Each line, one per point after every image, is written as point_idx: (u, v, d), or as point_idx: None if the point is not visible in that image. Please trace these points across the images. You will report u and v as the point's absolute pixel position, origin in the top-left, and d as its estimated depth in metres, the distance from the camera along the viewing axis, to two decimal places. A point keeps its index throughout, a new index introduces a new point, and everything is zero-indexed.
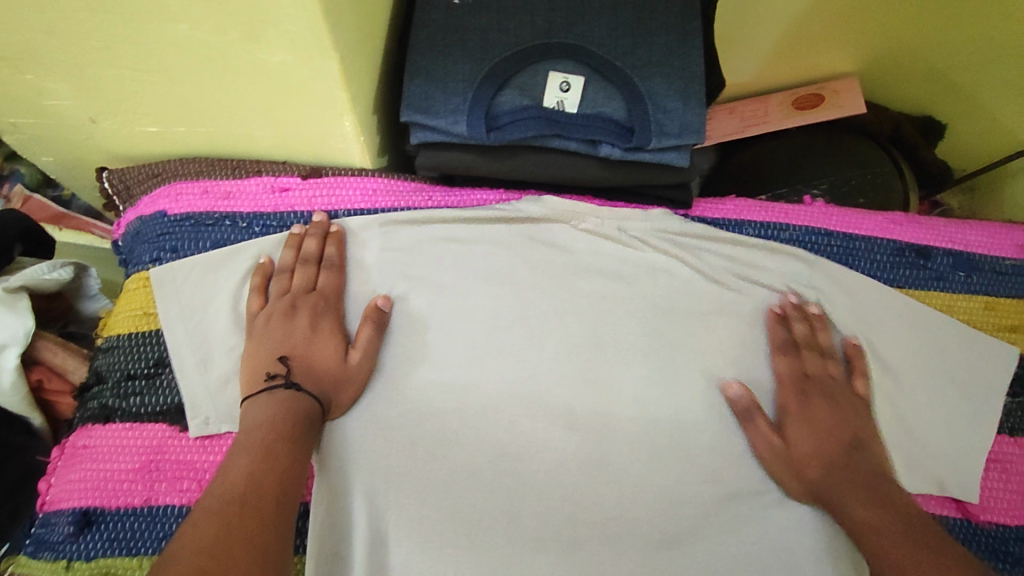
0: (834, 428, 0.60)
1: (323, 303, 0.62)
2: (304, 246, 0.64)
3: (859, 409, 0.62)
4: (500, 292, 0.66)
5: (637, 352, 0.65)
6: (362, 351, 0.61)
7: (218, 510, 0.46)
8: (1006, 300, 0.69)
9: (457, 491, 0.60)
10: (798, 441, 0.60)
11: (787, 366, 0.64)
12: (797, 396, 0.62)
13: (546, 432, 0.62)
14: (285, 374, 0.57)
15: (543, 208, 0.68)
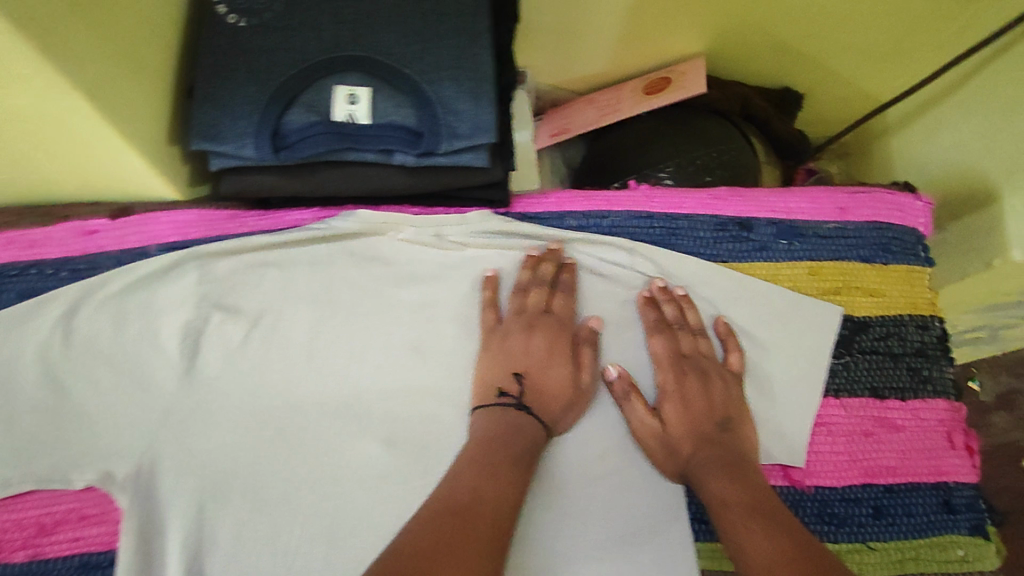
0: (707, 409, 0.62)
1: (560, 326, 0.64)
2: (542, 267, 0.66)
3: (689, 384, 0.63)
4: (322, 314, 0.66)
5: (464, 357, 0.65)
6: (588, 370, 0.64)
7: (448, 523, 0.48)
8: (830, 263, 0.70)
9: (274, 521, 0.60)
10: (670, 418, 0.62)
11: (664, 346, 0.65)
12: (674, 374, 0.64)
13: (364, 447, 0.62)
14: (518, 393, 0.61)
15: (356, 222, 0.67)
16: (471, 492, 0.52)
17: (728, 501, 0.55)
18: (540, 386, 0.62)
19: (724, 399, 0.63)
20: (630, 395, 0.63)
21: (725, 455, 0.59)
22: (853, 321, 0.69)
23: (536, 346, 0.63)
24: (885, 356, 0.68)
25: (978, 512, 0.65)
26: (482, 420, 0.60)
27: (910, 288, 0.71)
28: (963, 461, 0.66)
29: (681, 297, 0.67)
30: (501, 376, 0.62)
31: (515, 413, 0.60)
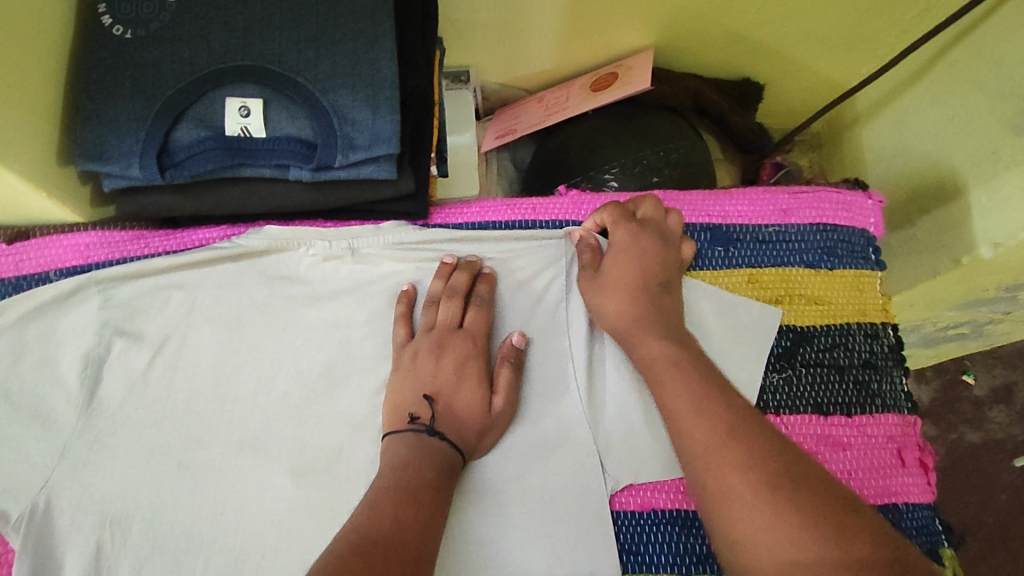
0: (655, 269, 0.60)
1: (472, 343, 0.61)
2: (453, 278, 0.63)
3: (643, 239, 0.61)
4: (230, 338, 0.62)
5: (377, 379, 0.62)
6: (504, 394, 0.60)
7: (368, 553, 0.45)
8: (771, 271, 0.66)
9: (176, 559, 0.56)
10: (616, 263, 0.61)
11: (616, 212, 0.63)
12: (626, 231, 0.61)
13: (270, 480, 0.58)
14: (429, 417, 0.57)
15: (264, 238, 0.64)
16: (392, 520, 0.49)
17: (666, 364, 0.54)
18: (454, 413, 0.58)
19: (669, 262, 0.61)
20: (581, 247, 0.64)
21: (666, 321, 0.58)
22: (795, 331, 0.65)
23: (446, 367, 0.59)
24: (830, 368, 0.64)
25: (932, 534, 0.60)
26: (396, 449, 0.55)
27: (858, 295, 0.66)
28: (914, 480, 0.62)
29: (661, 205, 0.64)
30: (414, 401, 0.58)
31: (427, 439, 0.56)
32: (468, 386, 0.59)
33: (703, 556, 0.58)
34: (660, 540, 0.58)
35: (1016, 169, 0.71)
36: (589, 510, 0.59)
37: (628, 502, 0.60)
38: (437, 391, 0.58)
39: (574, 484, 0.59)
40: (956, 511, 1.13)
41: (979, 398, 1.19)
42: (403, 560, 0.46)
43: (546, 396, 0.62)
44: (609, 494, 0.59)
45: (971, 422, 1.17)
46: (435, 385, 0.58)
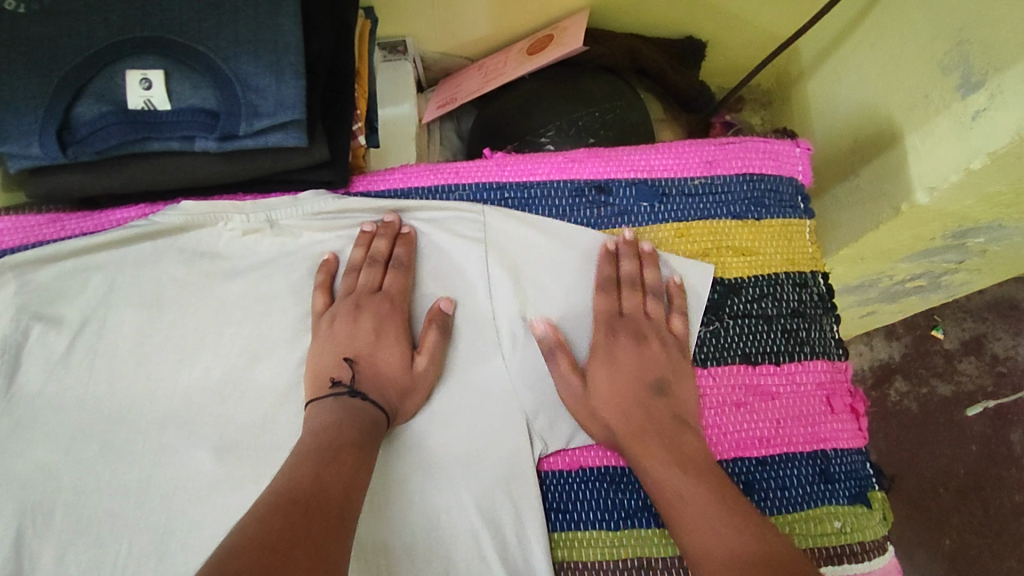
0: (640, 373, 0.59)
1: (389, 305, 0.61)
2: (374, 245, 0.63)
3: (620, 345, 0.60)
4: (153, 317, 0.62)
5: (300, 352, 0.61)
6: (428, 355, 0.60)
7: (284, 508, 0.45)
8: (698, 224, 0.66)
9: (100, 538, 0.55)
10: (599, 381, 0.59)
11: (604, 304, 0.62)
12: (605, 334, 0.61)
13: (194, 456, 0.58)
14: (349, 380, 0.57)
15: (181, 215, 0.63)
16: (314, 477, 0.49)
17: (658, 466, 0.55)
18: (378, 375, 0.58)
19: (656, 360, 0.60)
20: (555, 353, 0.60)
21: (669, 432, 0.57)
22: (722, 283, 0.64)
23: (364, 328, 0.60)
24: (759, 319, 0.63)
25: (860, 478, 0.60)
26: (315, 414, 0.55)
27: (787, 243, 0.66)
28: (845, 425, 0.62)
29: (647, 255, 0.63)
30: (336, 365, 0.58)
31: (348, 400, 0.56)
32: (390, 353, 0.59)
33: (633, 510, 0.58)
34: (588, 497, 0.58)
35: (944, 112, 0.71)
36: (517, 470, 0.58)
37: (557, 461, 0.60)
38: (357, 354, 0.59)
39: (502, 442, 0.59)
40: (927, 463, 1.14)
41: (949, 351, 1.19)
42: (327, 511, 0.47)
43: (474, 357, 0.62)
44: (537, 457, 0.59)
45: (941, 375, 1.18)
46: (354, 347, 0.59)
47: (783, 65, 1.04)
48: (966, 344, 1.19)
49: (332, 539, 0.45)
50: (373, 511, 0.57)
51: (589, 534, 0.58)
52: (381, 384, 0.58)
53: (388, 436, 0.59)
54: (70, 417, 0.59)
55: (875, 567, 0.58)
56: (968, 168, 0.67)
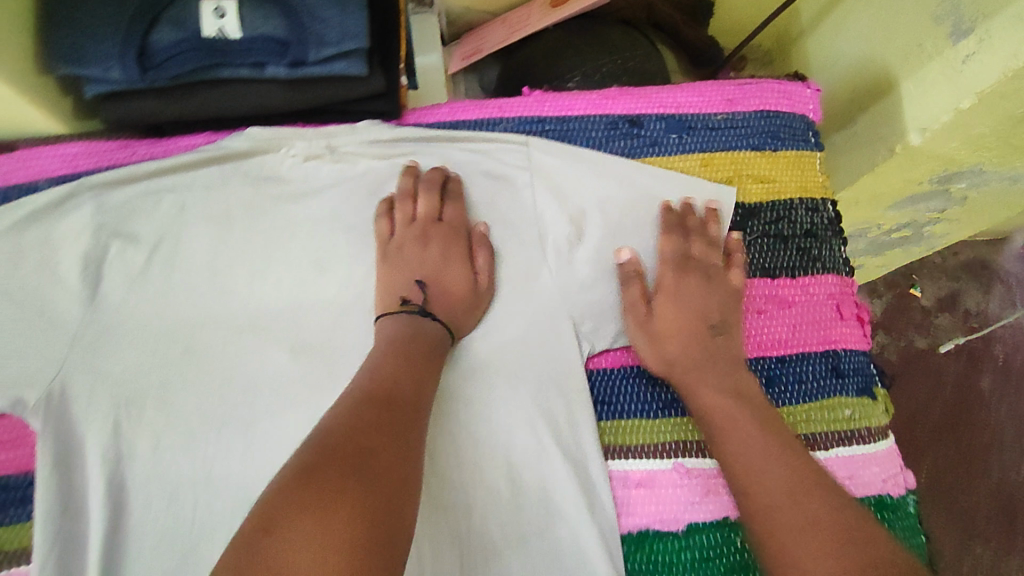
0: (703, 308, 0.66)
1: (451, 231, 0.67)
2: (428, 176, 0.68)
3: (689, 282, 0.67)
4: (224, 235, 0.67)
5: (368, 272, 0.67)
6: (487, 279, 0.66)
7: (361, 405, 0.51)
8: (721, 154, 0.72)
9: (197, 432, 0.62)
10: (663, 316, 0.66)
11: (671, 245, 0.68)
12: (673, 272, 0.67)
13: (274, 357, 0.64)
14: (420, 300, 0.63)
15: (247, 140, 0.67)
16: (390, 377, 0.55)
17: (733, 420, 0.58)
18: (447, 294, 0.64)
19: (720, 302, 0.66)
20: (632, 279, 0.67)
21: (728, 367, 0.63)
22: (743, 207, 0.71)
23: (431, 254, 0.65)
24: (776, 238, 0.70)
25: (865, 374, 0.68)
26: (389, 326, 0.61)
27: (800, 172, 0.73)
28: (851, 330, 0.69)
29: (709, 210, 0.70)
30: (405, 286, 0.64)
31: (420, 319, 0.61)
32: (456, 276, 0.65)
33: (668, 402, 0.65)
34: (629, 391, 0.66)
35: (937, 59, 0.79)
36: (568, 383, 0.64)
37: (601, 361, 0.67)
38: (426, 276, 0.64)
39: (552, 355, 0.65)
40: (909, 402, 1.23)
41: (927, 307, 1.28)
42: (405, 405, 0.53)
43: (523, 271, 0.68)
44: (585, 356, 0.66)
45: (920, 328, 1.27)
46: (423, 270, 0.64)
47: (784, 25, 1.11)
48: (941, 300, 1.29)
49: (408, 431, 0.51)
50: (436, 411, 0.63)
51: (631, 423, 0.65)
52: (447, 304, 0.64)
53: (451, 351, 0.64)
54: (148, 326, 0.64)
55: (882, 450, 0.65)
56: (958, 108, 0.75)
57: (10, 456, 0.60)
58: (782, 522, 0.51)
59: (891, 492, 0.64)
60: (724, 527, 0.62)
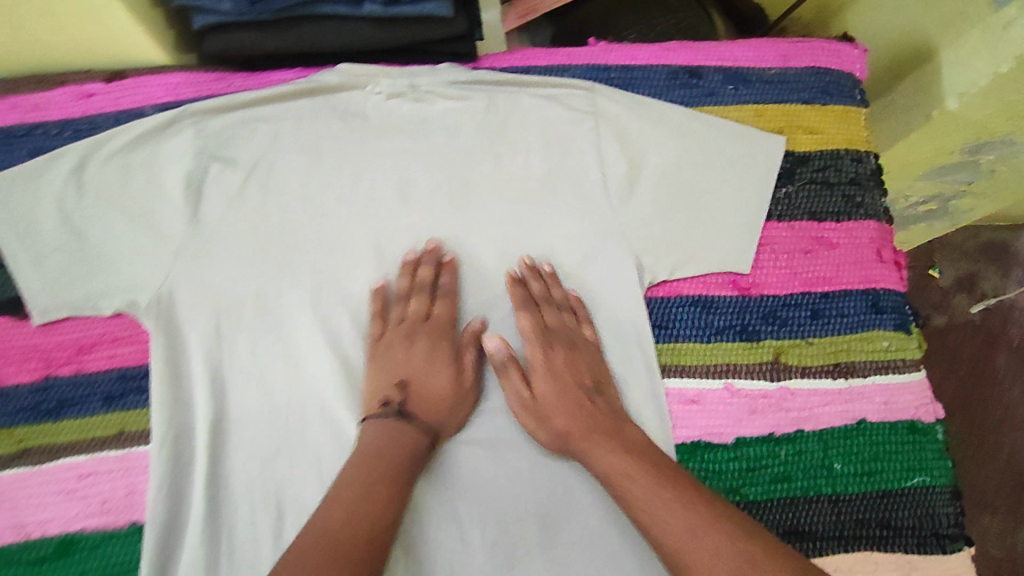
0: (577, 380, 0.66)
1: (437, 331, 0.69)
2: (419, 274, 0.70)
3: (555, 357, 0.67)
4: (314, 163, 0.72)
5: (360, 359, 0.70)
6: (471, 371, 0.69)
7: (322, 535, 0.52)
8: (774, 105, 0.77)
9: (289, 335, 0.69)
10: (544, 392, 0.66)
11: (529, 320, 0.68)
12: (541, 349, 0.67)
13: (360, 273, 0.71)
14: (398, 399, 0.65)
15: (338, 76, 0.73)
16: (349, 515, 0.55)
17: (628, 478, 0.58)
18: (425, 390, 0.66)
19: (589, 369, 0.67)
20: (508, 366, 0.67)
21: (611, 424, 0.63)
22: (794, 155, 0.76)
23: (418, 350, 0.68)
24: (824, 185, 0.75)
25: (902, 313, 0.73)
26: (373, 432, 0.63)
27: (848, 126, 0.78)
28: (891, 272, 0.74)
29: (546, 273, 0.70)
30: (388, 385, 0.66)
31: (393, 421, 0.63)
32: (439, 380, 0.67)
33: (721, 328, 0.70)
34: (684, 317, 0.70)
35: (979, 26, 0.83)
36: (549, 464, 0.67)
37: (660, 291, 0.72)
38: (408, 377, 0.67)
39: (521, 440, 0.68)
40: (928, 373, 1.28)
41: (944, 287, 1.26)
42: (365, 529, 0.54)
43: (583, 208, 0.72)
44: (645, 286, 0.71)
45: (938, 308, 1.25)
46: (405, 371, 0.67)
47: None
48: (959, 280, 1.26)
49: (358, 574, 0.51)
50: (427, 510, 0.65)
51: (685, 346, 0.70)
52: (428, 393, 0.67)
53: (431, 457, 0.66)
54: (235, 247, 0.70)
55: (914, 381, 0.70)
56: (996, 72, 0.79)
57: (122, 353, 0.66)
58: (696, 564, 0.51)
59: (922, 417, 0.69)
60: (770, 442, 0.67)
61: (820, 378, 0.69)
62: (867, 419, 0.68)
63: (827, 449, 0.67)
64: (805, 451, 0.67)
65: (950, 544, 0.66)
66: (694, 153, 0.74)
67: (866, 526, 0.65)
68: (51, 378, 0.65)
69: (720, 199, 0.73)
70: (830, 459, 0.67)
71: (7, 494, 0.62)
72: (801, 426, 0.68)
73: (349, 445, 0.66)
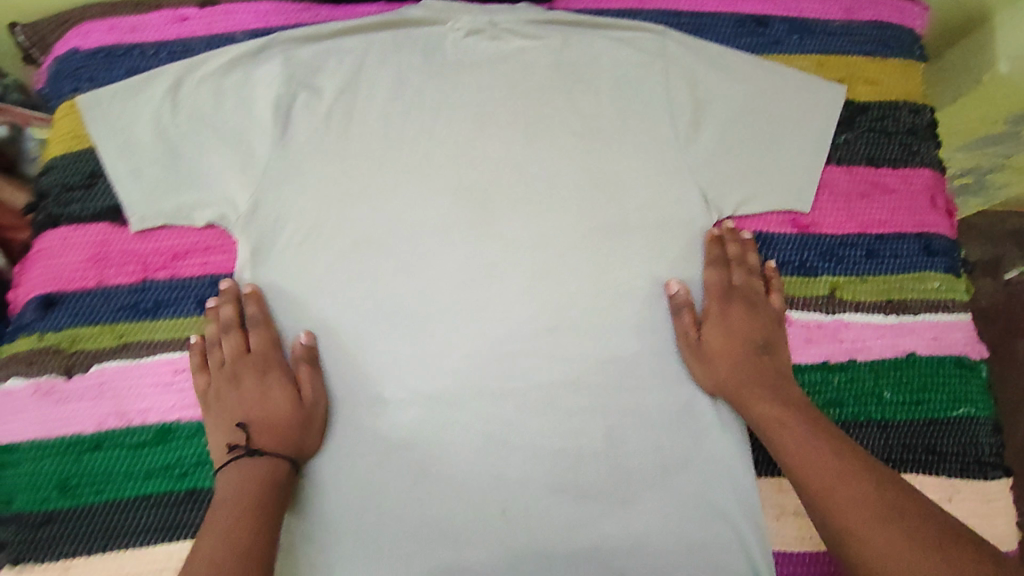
0: (749, 334, 0.70)
1: (262, 360, 0.67)
2: (223, 313, 0.68)
3: (733, 311, 0.71)
4: (396, 92, 0.74)
5: (463, 290, 0.69)
6: (713, 322, 0.70)
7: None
8: (835, 56, 0.80)
9: (361, 255, 0.69)
10: (714, 339, 0.69)
11: (716, 276, 0.71)
12: (720, 301, 0.71)
13: (437, 195, 0.72)
14: (244, 443, 0.63)
15: (422, 10, 0.77)
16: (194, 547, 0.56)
17: (779, 426, 0.64)
18: (267, 420, 0.64)
19: (762, 327, 0.70)
20: (683, 309, 0.70)
21: (775, 381, 0.67)
22: (853, 104, 0.79)
23: (248, 385, 0.66)
24: (881, 134, 0.78)
25: (952, 258, 0.76)
26: (226, 479, 0.61)
27: (906, 79, 0.80)
28: (943, 219, 0.77)
29: (746, 242, 0.74)
30: (233, 432, 0.65)
31: (244, 463, 0.62)
32: (277, 406, 0.65)
33: (780, 262, 0.74)
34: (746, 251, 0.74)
35: None
36: (626, 396, 0.68)
37: (724, 226, 0.75)
38: (249, 417, 0.65)
39: (592, 381, 0.68)
40: None
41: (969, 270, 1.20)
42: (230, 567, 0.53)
43: (657, 145, 0.74)
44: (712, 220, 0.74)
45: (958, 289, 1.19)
46: (240, 413, 0.65)
47: None
48: (983, 264, 1.20)
49: None
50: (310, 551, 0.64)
51: None
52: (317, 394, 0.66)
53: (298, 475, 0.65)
54: (320, 169, 0.71)
55: (962, 319, 0.74)
56: None
57: (213, 263, 0.70)
58: (835, 499, 0.56)
59: (969, 354, 0.73)
60: (823, 369, 0.71)
61: (873, 313, 0.73)
62: (917, 353, 0.72)
63: (878, 377, 0.71)
64: (858, 378, 0.71)
65: (991, 471, 0.70)
66: (764, 94, 0.76)
67: (912, 450, 0.70)
68: (147, 282, 0.69)
69: (780, 143, 0.75)
70: (880, 387, 0.71)
71: (111, 383, 0.66)
72: (853, 356, 0.72)
73: (424, 362, 0.68)
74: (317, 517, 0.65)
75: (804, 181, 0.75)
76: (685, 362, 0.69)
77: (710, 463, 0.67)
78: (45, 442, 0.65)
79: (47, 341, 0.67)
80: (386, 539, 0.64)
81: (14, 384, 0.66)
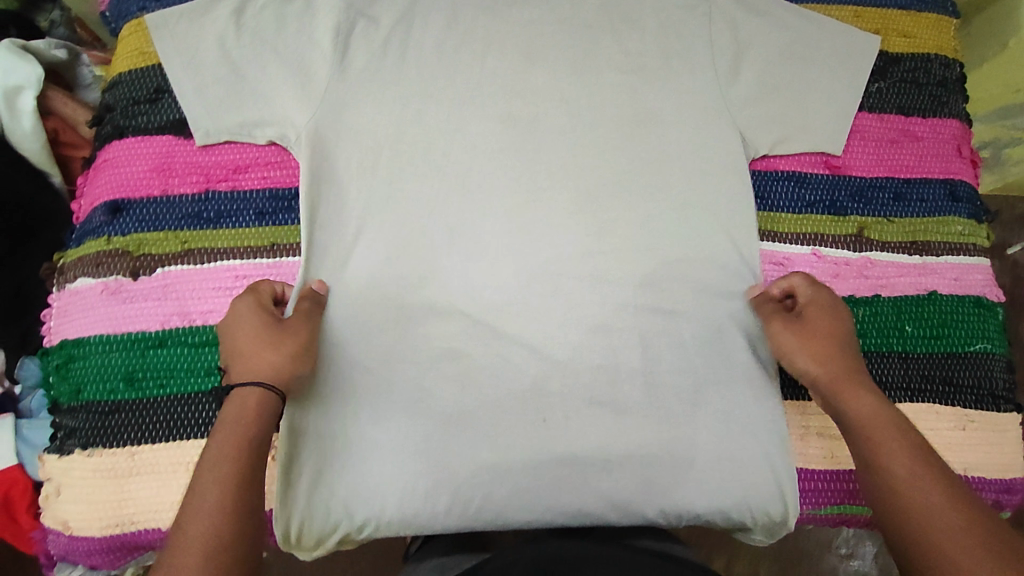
0: (847, 334, 0.68)
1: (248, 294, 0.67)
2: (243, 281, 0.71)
3: (835, 305, 0.70)
4: (449, 24, 0.77)
5: (509, 218, 0.72)
6: (812, 306, 0.70)
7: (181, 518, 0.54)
8: (872, 8, 0.83)
9: (414, 178, 0.73)
10: (817, 318, 0.68)
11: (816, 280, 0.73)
12: (825, 293, 0.71)
13: (488, 124, 0.74)
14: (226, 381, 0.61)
15: None
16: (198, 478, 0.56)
17: (873, 421, 0.62)
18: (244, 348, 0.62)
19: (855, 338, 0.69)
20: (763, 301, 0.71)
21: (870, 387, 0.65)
22: (887, 55, 0.82)
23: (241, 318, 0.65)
24: (912, 84, 0.81)
25: (976, 205, 0.80)
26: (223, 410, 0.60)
27: (939, 34, 0.83)
28: (967, 167, 0.81)
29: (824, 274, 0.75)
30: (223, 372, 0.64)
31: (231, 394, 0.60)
32: (252, 335, 0.63)
33: (812, 201, 0.78)
34: (780, 189, 0.78)
35: None
36: (662, 321, 0.71)
37: (760, 165, 0.78)
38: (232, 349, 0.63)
39: (631, 306, 0.71)
40: None
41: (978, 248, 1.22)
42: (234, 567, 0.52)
43: (701, 85, 0.76)
44: (749, 158, 0.77)
45: None
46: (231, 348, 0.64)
47: None
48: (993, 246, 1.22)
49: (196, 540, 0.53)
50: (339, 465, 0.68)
51: (779, 215, 0.77)
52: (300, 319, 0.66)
53: (342, 393, 0.68)
54: (375, 93, 0.73)
55: (980, 262, 0.78)
56: None
57: (272, 177, 0.74)
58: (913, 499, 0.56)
59: (987, 295, 0.77)
60: (849, 302, 0.75)
61: (897, 252, 0.77)
62: (938, 291, 0.76)
63: (900, 312, 0.75)
64: (881, 313, 0.75)
65: (1002, 404, 0.75)
66: (806, 40, 0.78)
67: (931, 381, 0.73)
68: (210, 193, 0.73)
69: (818, 85, 0.78)
70: (902, 322, 0.74)
71: (175, 285, 0.70)
72: (879, 291, 0.75)
73: (472, 282, 0.71)
74: (368, 421, 0.68)
75: (839, 125, 0.78)
76: (773, 329, 0.69)
77: (740, 384, 0.71)
78: (113, 337, 0.69)
79: (116, 244, 0.71)
80: (435, 443, 0.68)
81: (83, 283, 0.71)
